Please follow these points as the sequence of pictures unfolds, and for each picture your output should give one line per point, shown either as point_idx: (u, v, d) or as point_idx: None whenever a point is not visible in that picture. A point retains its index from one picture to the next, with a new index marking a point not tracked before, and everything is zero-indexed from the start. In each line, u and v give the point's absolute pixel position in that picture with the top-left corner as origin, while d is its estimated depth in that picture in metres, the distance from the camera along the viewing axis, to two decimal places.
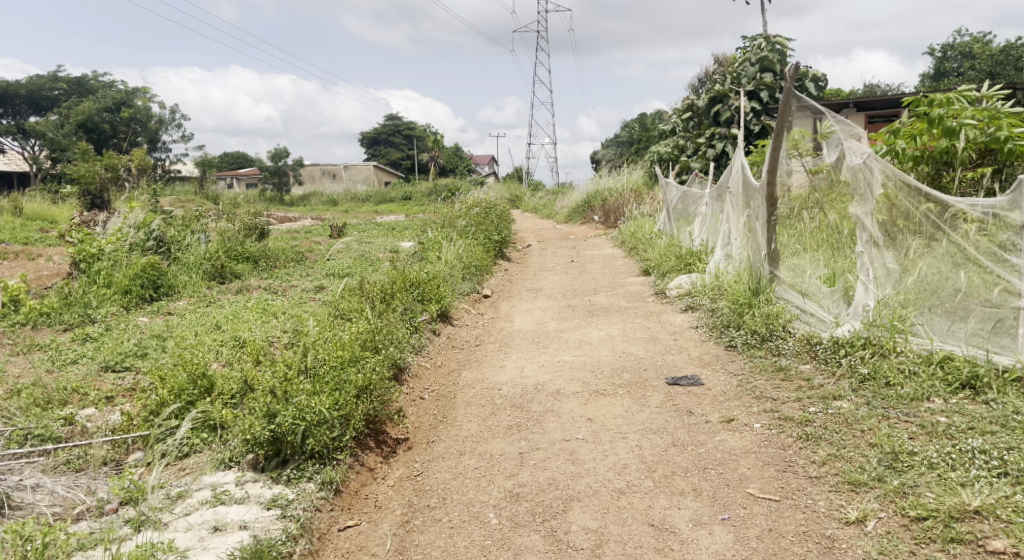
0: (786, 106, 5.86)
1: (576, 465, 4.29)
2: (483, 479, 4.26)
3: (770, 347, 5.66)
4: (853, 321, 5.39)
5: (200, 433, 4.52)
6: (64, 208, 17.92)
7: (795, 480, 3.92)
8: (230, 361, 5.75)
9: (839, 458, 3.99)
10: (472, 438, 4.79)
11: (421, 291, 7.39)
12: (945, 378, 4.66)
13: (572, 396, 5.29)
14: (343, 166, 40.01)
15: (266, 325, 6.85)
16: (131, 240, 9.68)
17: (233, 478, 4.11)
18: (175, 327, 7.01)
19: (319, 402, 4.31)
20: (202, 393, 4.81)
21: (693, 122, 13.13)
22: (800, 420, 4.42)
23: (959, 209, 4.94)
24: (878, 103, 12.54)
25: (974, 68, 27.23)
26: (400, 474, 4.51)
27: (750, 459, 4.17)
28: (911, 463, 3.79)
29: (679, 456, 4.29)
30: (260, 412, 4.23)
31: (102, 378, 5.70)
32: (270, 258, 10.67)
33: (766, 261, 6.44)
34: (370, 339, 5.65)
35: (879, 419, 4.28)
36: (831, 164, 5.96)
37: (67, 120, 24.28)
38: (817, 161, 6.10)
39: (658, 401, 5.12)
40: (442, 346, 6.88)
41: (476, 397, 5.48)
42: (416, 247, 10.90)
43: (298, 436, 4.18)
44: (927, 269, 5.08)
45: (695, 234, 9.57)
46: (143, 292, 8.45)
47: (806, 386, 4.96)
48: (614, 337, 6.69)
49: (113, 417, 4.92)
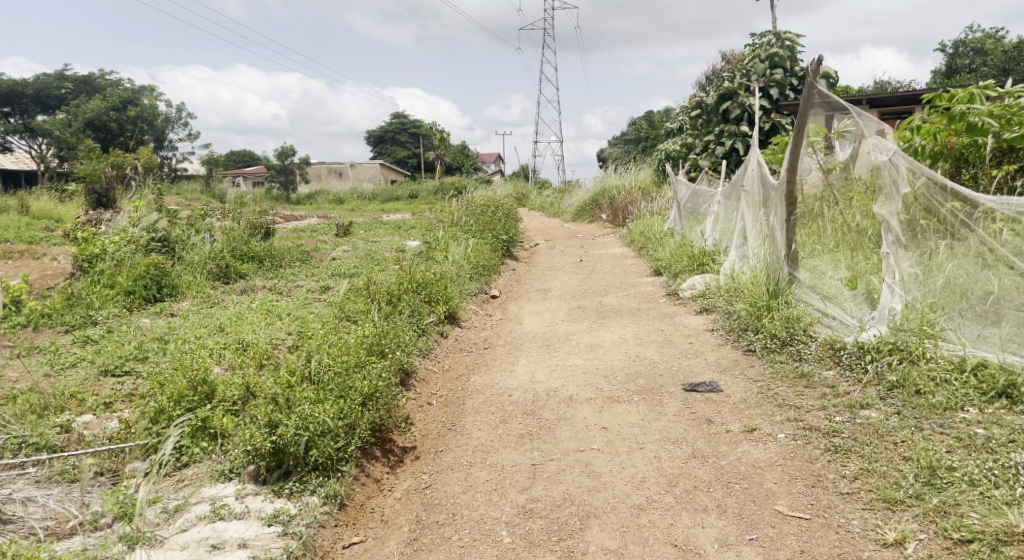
0: (807, 102, 5.51)
1: (592, 478, 4.09)
2: (494, 494, 4.06)
3: (791, 351, 5.44)
4: (879, 326, 5.13)
5: (199, 442, 4.34)
6: (69, 206, 17.79)
7: (825, 497, 3.72)
8: (233, 366, 5.56)
9: (872, 473, 3.79)
10: (482, 448, 4.60)
11: (428, 292, 7.19)
12: (979, 387, 4.46)
13: (586, 403, 5.09)
14: (349, 164, 39.91)
15: (270, 327, 6.67)
16: (135, 240, 9.52)
17: (233, 491, 3.91)
18: (177, 329, 6.83)
19: (323, 411, 4.13)
20: (202, 399, 4.61)
21: (702, 119, 12.82)
22: (826, 430, 4.22)
23: (988, 208, 4.73)
24: (893, 100, 12.26)
25: (986, 64, 26.83)
26: (408, 486, 4.30)
27: (776, 473, 3.97)
28: (950, 479, 3.58)
29: (702, 469, 4.08)
30: (261, 421, 4.04)
31: (101, 383, 5.52)
32: (275, 257, 10.50)
33: (784, 262, 6.13)
34: (375, 342, 5.47)
35: (912, 430, 4.07)
36: (842, 163, 5.85)
37: (74, 118, 24.20)
38: (828, 160, 6.00)
39: (675, 409, 4.91)
40: (449, 349, 6.68)
41: (487, 404, 5.28)
42: (423, 246, 10.70)
43: (301, 447, 4.00)
44: (955, 271, 4.86)
45: (707, 234, 9.33)
46: (147, 293, 8.28)
47: (831, 394, 4.75)
48: (627, 340, 6.49)
49: (111, 424, 4.73)
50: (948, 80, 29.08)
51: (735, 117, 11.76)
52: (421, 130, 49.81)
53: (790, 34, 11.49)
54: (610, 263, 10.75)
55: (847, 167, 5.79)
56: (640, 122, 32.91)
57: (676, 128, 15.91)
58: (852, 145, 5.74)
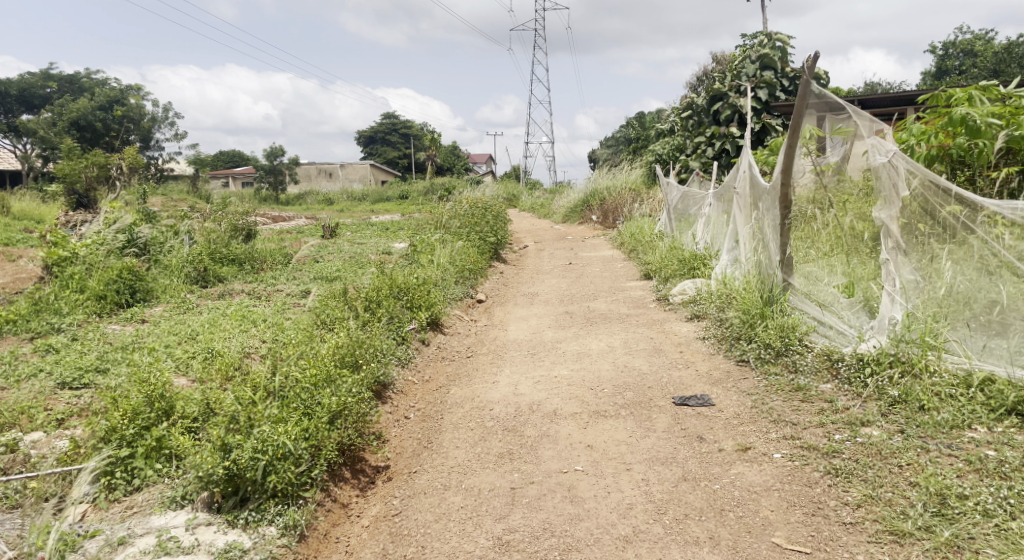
0: (802, 102, 5.28)
1: (575, 504, 3.81)
2: (468, 523, 3.76)
3: (786, 363, 5.17)
4: (879, 336, 4.86)
5: (153, 463, 4.03)
6: (51, 208, 17.29)
7: (827, 528, 3.45)
8: (198, 379, 5.23)
9: (877, 500, 3.52)
10: (458, 469, 4.30)
11: (409, 298, 6.87)
12: (987, 403, 4.20)
13: (570, 419, 4.80)
14: (339, 165, 39.44)
15: (244, 335, 6.34)
16: (108, 243, 9.14)
17: (183, 520, 3.63)
18: (145, 338, 6.46)
19: (284, 433, 3.85)
20: (159, 416, 4.26)
21: (692, 121, 12.58)
22: (825, 450, 3.96)
23: (989, 211, 4.49)
24: (885, 101, 12.02)
25: (976, 66, 26.57)
26: (376, 513, 4.01)
27: (773, 499, 3.69)
28: (962, 509, 3.32)
29: (692, 494, 3.80)
30: (215, 444, 3.75)
31: (57, 396, 5.17)
32: (256, 260, 10.15)
33: (778, 268, 5.86)
34: (348, 353, 5.16)
35: (918, 452, 3.80)
36: (834, 164, 5.64)
37: (58, 118, 23.67)
38: (818, 161, 5.75)
39: (664, 425, 4.62)
40: (430, 358, 6.37)
41: (466, 419, 4.99)
42: (408, 248, 10.38)
43: (258, 472, 3.71)
44: (958, 279, 4.60)
45: (698, 237, 9.06)
46: (119, 298, 7.87)
47: (829, 409, 4.48)
48: (615, 349, 6.21)
49: (60, 443, 4.40)
50: (938, 81, 28.95)
51: (726, 118, 11.51)
52: (412, 131, 49.43)
53: (782, 34, 11.34)
54: (599, 266, 10.46)
55: (838, 167, 5.60)
56: (631, 124, 32.68)
57: (667, 129, 15.60)
58: (844, 145, 5.51)
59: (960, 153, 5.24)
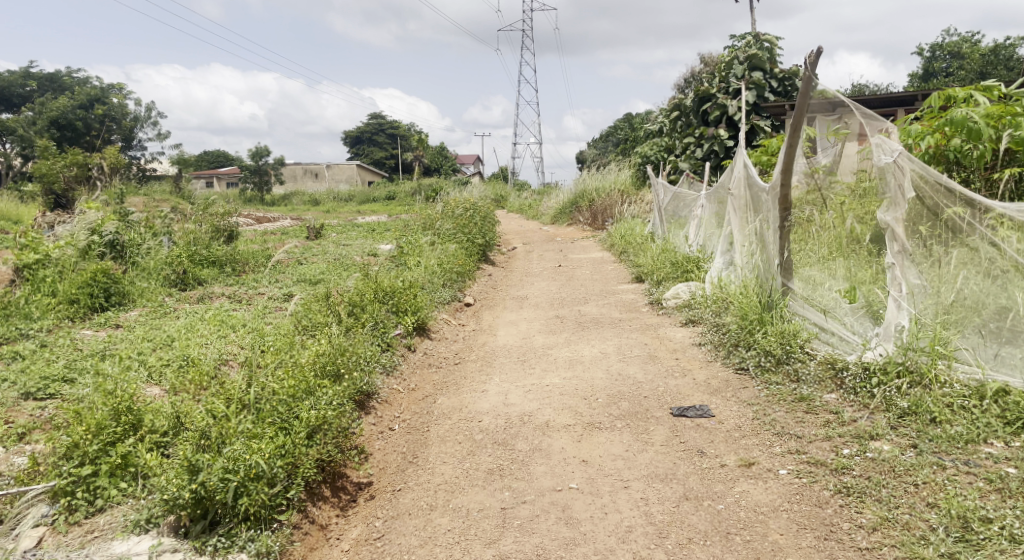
0: (805, 100, 5.02)
1: (571, 526, 3.57)
2: (456, 548, 3.51)
3: (787, 372, 4.95)
4: (885, 344, 4.59)
5: (118, 482, 3.75)
6: (28, 208, 16.83)
7: (841, 553, 3.24)
8: (170, 389, 4.94)
9: (893, 523, 3.32)
10: (445, 487, 4.05)
11: (395, 302, 6.60)
12: (1002, 416, 4.00)
13: (564, 431, 4.56)
14: (325, 164, 39.09)
15: (221, 341, 6.05)
16: (83, 245, 8.80)
17: (147, 547, 3.38)
18: (117, 345, 6.16)
19: (257, 451, 3.59)
20: (126, 430, 3.97)
21: (681, 122, 12.37)
22: (834, 466, 3.75)
23: (999, 214, 4.31)
24: (877, 103, 11.86)
25: (963, 69, 26.53)
26: (357, 536, 3.77)
27: (782, 520, 3.47)
28: (987, 534, 3.13)
29: (696, 516, 3.57)
30: (181, 465, 3.48)
31: (20, 407, 4.87)
32: (238, 262, 9.85)
33: (777, 272, 5.61)
34: (329, 362, 4.90)
35: (934, 469, 3.60)
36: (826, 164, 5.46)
37: (38, 117, 23.15)
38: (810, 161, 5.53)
39: (662, 438, 4.39)
40: (416, 364, 6.09)
41: (453, 431, 4.73)
42: (394, 249, 10.11)
43: (229, 494, 3.45)
44: (967, 285, 4.37)
45: (690, 239, 8.81)
46: (93, 302, 7.56)
47: (835, 421, 4.26)
48: (608, 356, 5.97)
49: (19, 460, 4.11)
50: (926, 83, 28.90)
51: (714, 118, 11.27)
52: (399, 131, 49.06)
53: (770, 34, 11.20)
54: (590, 269, 10.24)
55: (830, 167, 5.41)
56: (618, 124, 32.47)
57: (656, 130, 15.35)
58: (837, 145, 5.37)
59: (957, 155, 5.02)
